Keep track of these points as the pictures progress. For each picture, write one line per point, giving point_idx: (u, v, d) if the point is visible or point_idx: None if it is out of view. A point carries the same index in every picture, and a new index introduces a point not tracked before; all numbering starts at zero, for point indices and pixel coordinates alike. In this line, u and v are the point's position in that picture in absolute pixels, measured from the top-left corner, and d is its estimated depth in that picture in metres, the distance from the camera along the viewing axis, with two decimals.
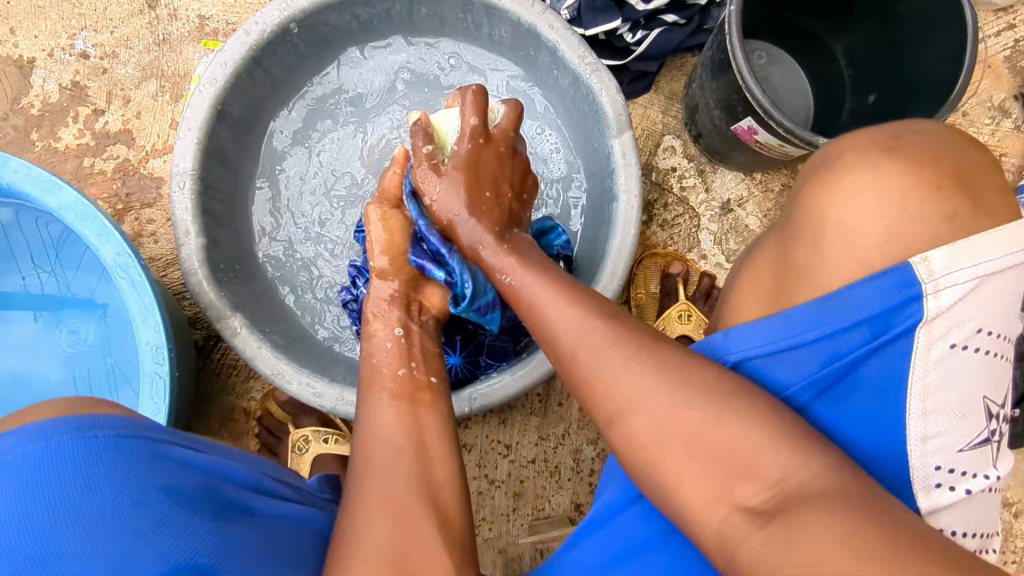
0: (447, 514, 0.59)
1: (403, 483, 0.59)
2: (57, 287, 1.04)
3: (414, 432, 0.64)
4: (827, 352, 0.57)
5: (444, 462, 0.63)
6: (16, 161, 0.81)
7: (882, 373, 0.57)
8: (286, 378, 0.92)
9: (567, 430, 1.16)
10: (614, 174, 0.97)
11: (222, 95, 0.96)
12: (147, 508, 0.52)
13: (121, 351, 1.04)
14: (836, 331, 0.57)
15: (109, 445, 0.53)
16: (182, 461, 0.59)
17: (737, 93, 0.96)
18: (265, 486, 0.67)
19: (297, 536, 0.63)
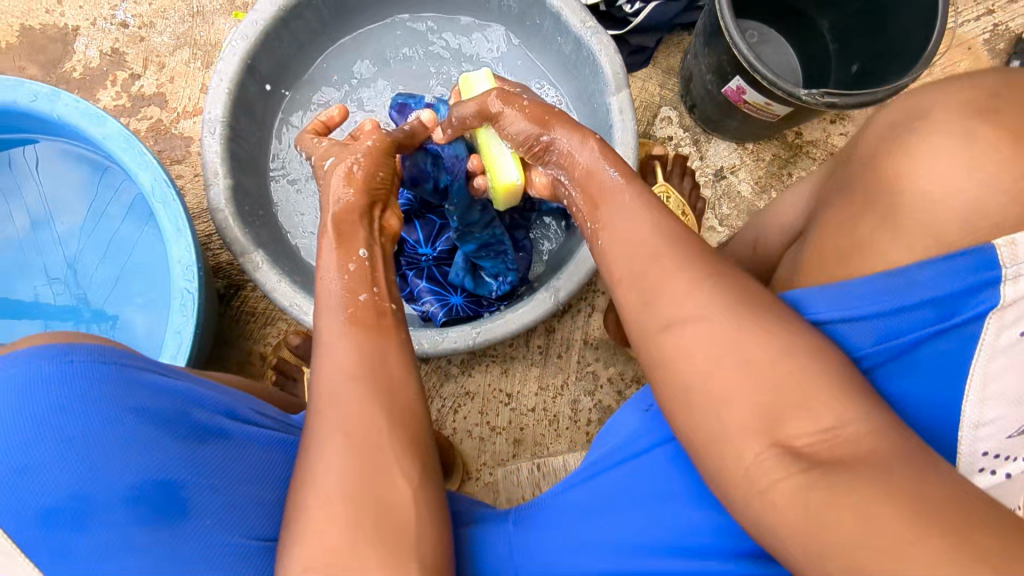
0: (412, 442, 0.57)
1: (365, 427, 0.56)
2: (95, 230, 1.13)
3: (376, 369, 0.60)
4: (886, 327, 0.50)
5: (406, 390, 0.60)
6: (65, 96, 0.90)
7: (948, 356, 0.49)
8: (302, 309, 1.00)
9: (566, 381, 1.22)
10: (613, 130, 1.06)
11: (252, 50, 1.05)
12: (123, 430, 0.57)
13: (154, 295, 1.11)
14: (895, 307, 0.50)
15: (89, 369, 0.58)
16: (157, 386, 0.63)
17: (726, 54, 1.04)
18: (242, 413, 0.73)
19: (263, 457, 0.70)
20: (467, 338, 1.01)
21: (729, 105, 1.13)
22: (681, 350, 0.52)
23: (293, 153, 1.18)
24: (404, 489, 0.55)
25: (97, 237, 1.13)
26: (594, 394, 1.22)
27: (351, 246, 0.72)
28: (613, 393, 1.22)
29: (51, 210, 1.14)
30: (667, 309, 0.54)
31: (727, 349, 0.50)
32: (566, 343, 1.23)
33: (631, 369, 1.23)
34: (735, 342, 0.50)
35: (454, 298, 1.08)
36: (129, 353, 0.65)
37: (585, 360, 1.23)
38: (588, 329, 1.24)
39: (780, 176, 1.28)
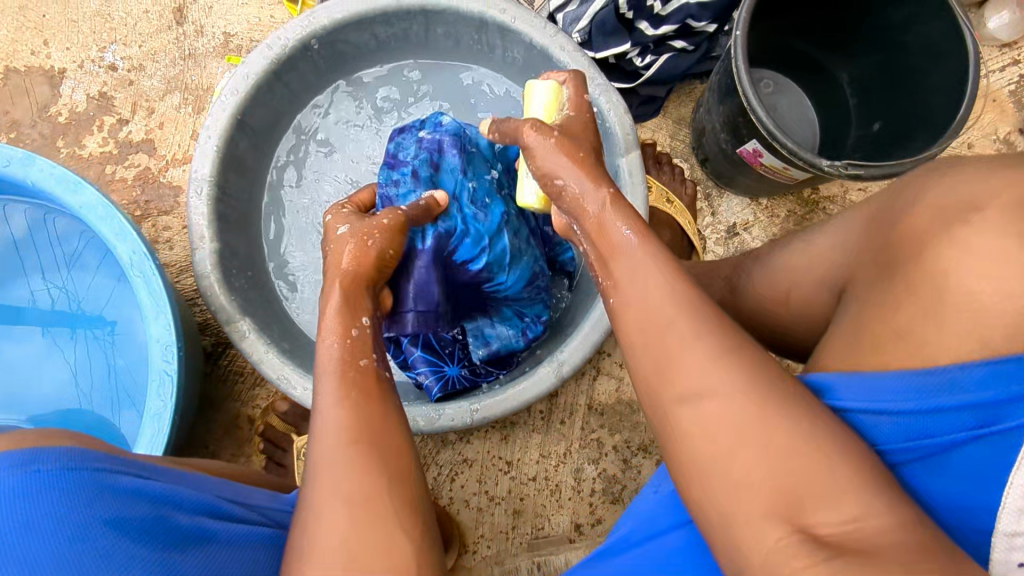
0: (407, 496, 0.52)
1: (360, 483, 0.51)
2: (69, 292, 1.06)
3: (369, 423, 0.54)
4: (914, 427, 0.42)
5: (396, 441, 0.55)
6: (42, 161, 0.85)
7: (986, 467, 0.41)
8: (290, 383, 0.95)
9: (569, 449, 1.16)
10: (621, 192, 1.00)
11: (241, 105, 0.99)
12: (94, 548, 0.48)
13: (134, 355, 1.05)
14: (923, 408, 0.42)
15: (58, 477, 0.49)
16: (136, 489, 0.54)
17: (741, 115, 0.98)
18: (231, 510, 0.63)
19: (257, 562, 0.60)
20: (464, 415, 0.95)
21: (744, 165, 1.07)
22: (695, 435, 0.45)
23: (285, 206, 1.12)
24: (406, 543, 0.50)
25: (71, 300, 1.06)
26: (599, 463, 1.16)
27: (357, 311, 0.66)
28: (618, 462, 1.16)
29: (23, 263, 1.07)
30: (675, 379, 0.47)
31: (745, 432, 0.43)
32: (569, 408, 1.17)
33: (637, 437, 1.17)
34: (753, 419, 0.43)
35: (451, 369, 1.01)
36: (108, 452, 0.56)
37: (590, 427, 1.17)
38: (592, 394, 1.18)
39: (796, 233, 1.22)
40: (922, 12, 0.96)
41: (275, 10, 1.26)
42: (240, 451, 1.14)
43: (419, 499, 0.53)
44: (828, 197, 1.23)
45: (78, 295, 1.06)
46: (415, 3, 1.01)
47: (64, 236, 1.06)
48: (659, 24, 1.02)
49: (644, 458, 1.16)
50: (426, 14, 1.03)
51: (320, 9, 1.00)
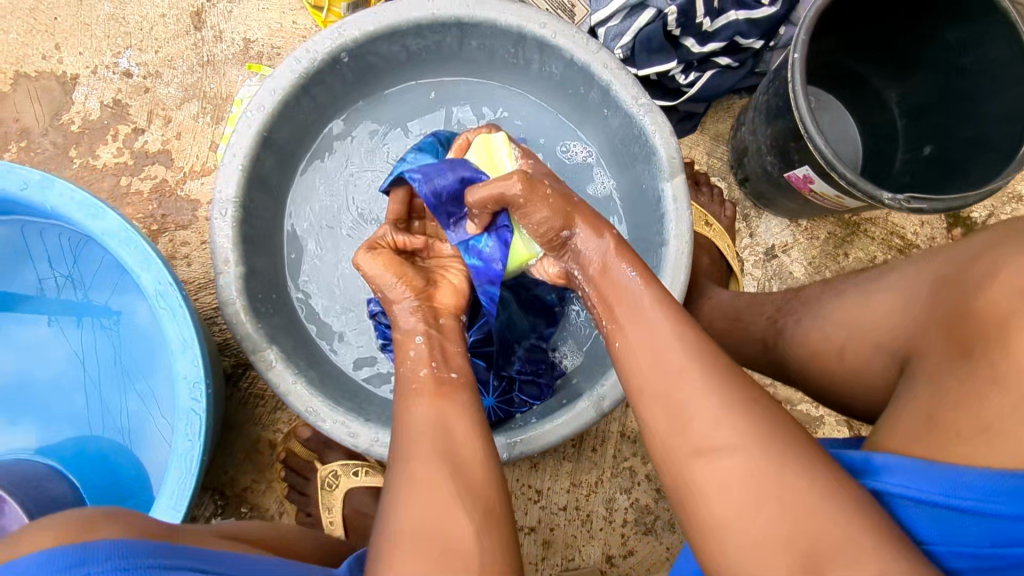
0: (471, 483, 0.60)
1: (432, 466, 0.60)
2: (73, 293, 1.02)
3: (441, 419, 0.64)
4: (939, 518, 0.46)
5: (469, 446, 0.63)
6: (62, 183, 0.80)
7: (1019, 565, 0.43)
8: (319, 416, 0.91)
9: (600, 478, 1.12)
10: (664, 218, 0.96)
11: (268, 121, 0.95)
12: None
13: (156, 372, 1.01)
14: (943, 499, 0.46)
15: None
16: None
17: (794, 141, 0.93)
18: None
19: None
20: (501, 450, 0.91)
21: (790, 189, 1.02)
22: (727, 478, 0.50)
23: (308, 223, 1.08)
24: (466, 521, 0.57)
25: (76, 300, 1.02)
26: (631, 492, 1.13)
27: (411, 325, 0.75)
28: (651, 491, 1.13)
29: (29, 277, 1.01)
30: (696, 438, 0.52)
31: (765, 486, 0.48)
32: (601, 436, 1.13)
33: None
34: (768, 473, 0.48)
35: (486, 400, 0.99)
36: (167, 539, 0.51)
37: (622, 455, 1.13)
38: (625, 421, 1.14)
39: (836, 255, 1.19)
40: (986, 37, 0.91)
41: (298, 15, 1.20)
42: (261, 477, 1.11)
43: (488, 498, 0.60)
44: (869, 218, 1.19)
45: (93, 308, 1.02)
46: (450, 15, 0.96)
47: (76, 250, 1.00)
48: (706, 42, 0.97)
49: None
50: (462, 27, 0.98)
51: (350, 21, 0.95)
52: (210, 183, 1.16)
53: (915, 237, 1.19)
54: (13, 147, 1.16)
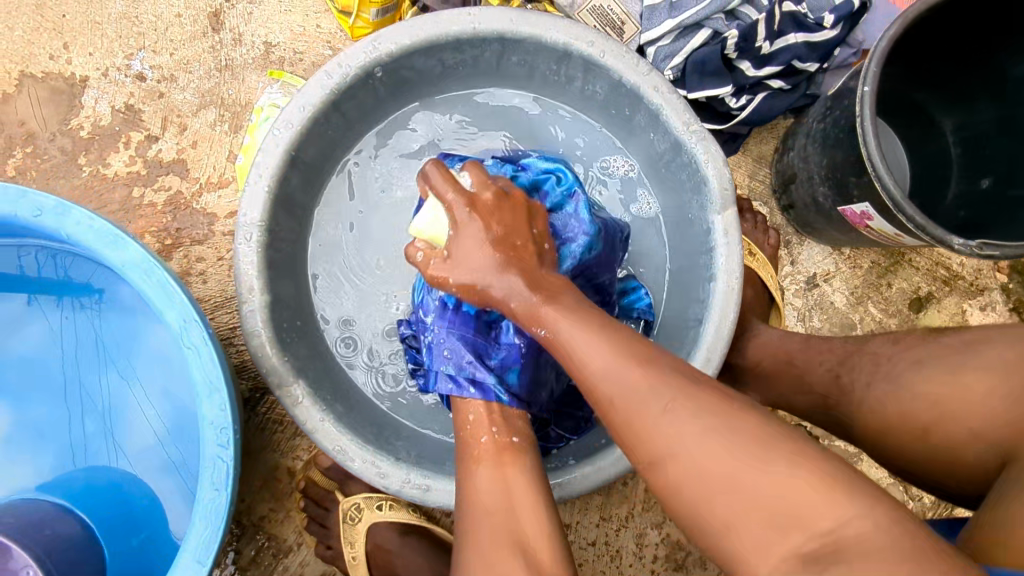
0: (539, 556, 0.61)
1: (494, 536, 0.62)
2: (53, 270, 0.92)
3: (501, 486, 0.66)
4: None
5: (532, 519, 0.63)
6: (77, 210, 0.74)
7: None
8: (347, 456, 0.86)
9: (631, 512, 1.09)
10: (713, 252, 0.91)
11: (296, 140, 0.89)
12: None
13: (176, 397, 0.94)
14: None
15: None
16: None
17: (854, 175, 0.88)
18: None
19: None
20: None
21: (842, 222, 0.98)
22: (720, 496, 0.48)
23: (332, 244, 1.02)
24: None
25: (57, 278, 0.93)
26: (663, 527, 1.09)
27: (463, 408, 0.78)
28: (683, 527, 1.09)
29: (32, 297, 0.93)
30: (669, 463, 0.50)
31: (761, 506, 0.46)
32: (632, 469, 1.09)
33: None
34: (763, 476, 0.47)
35: None
36: None
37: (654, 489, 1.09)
38: None
39: (879, 285, 1.14)
40: None
41: (322, 18, 1.14)
42: (278, 506, 1.06)
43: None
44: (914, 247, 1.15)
45: (75, 287, 0.93)
46: (493, 29, 0.90)
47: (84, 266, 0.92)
48: (762, 66, 0.92)
49: None
50: (504, 42, 0.92)
51: (385, 33, 0.89)
52: (227, 196, 1.10)
53: (961, 268, 1.15)
54: (18, 153, 1.09)
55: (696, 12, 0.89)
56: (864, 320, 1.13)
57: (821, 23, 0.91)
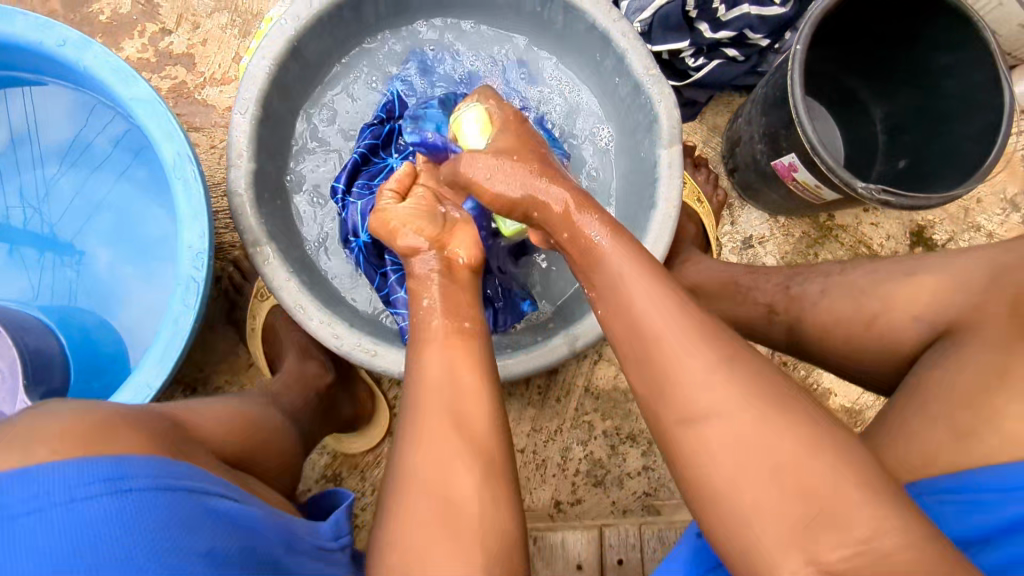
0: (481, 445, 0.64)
1: (440, 425, 0.64)
2: (40, 226, 1.06)
3: (452, 387, 0.68)
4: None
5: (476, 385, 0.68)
6: (98, 47, 0.83)
7: None
8: (306, 314, 0.94)
9: (560, 427, 1.18)
10: (656, 183, 1.03)
11: (300, 33, 0.99)
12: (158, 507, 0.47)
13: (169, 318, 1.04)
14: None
15: (150, 495, 0.47)
16: (230, 514, 0.52)
17: (784, 129, 1.01)
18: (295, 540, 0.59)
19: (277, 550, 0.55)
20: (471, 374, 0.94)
21: (774, 180, 1.10)
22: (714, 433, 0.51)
23: (314, 140, 1.11)
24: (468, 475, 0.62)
25: (42, 234, 1.06)
26: (587, 445, 1.18)
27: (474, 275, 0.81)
28: (605, 446, 1.18)
29: (15, 269, 1.05)
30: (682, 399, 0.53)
31: (766, 457, 0.49)
32: (566, 388, 1.19)
33: (627, 425, 1.19)
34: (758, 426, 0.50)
35: None
36: (212, 471, 0.54)
37: (582, 409, 1.19)
38: (591, 377, 1.20)
39: (806, 254, 1.26)
40: (968, 65, 0.98)
41: None
42: (233, 380, 1.14)
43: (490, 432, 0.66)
44: (841, 225, 1.28)
45: (57, 244, 1.06)
46: None
47: (82, 228, 1.06)
48: (718, 30, 1.05)
49: (630, 447, 1.19)
50: None
51: None
52: (228, 92, 1.19)
53: (880, 248, 1.28)
54: None
55: None
56: None
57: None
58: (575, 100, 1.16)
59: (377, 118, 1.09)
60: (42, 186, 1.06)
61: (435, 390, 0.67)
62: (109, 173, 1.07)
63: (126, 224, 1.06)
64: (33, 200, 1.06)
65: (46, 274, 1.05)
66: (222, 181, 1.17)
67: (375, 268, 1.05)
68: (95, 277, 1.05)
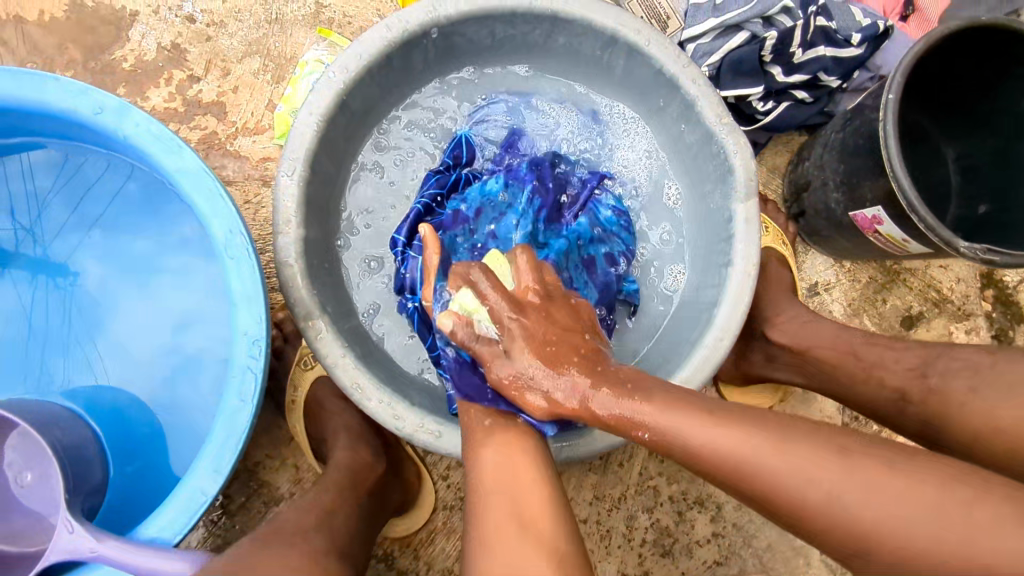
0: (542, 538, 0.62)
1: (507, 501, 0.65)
2: (34, 250, 0.97)
3: (506, 469, 0.68)
4: None
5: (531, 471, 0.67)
6: (137, 113, 0.76)
7: None
8: (364, 394, 0.87)
9: (624, 494, 1.11)
10: (731, 239, 0.96)
11: (350, 85, 0.92)
12: None
13: (167, 348, 0.96)
14: None
15: None
16: None
17: (869, 180, 0.95)
18: None
19: None
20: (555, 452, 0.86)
21: (851, 230, 1.04)
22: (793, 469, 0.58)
23: (361, 195, 1.04)
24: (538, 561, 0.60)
25: (37, 258, 0.97)
26: (653, 512, 1.12)
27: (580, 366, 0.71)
28: (672, 513, 1.12)
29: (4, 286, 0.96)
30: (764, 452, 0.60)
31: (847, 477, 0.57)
32: (629, 451, 1.12)
33: (694, 489, 1.13)
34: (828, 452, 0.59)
35: None
36: None
37: (647, 473, 1.12)
38: None
39: (874, 300, 1.20)
40: None
41: None
42: (275, 454, 1.07)
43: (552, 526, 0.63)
44: (909, 268, 1.21)
45: (49, 266, 0.97)
46: (548, 8, 0.94)
47: (74, 253, 0.97)
48: (791, 73, 0.99)
49: (698, 512, 1.13)
50: (555, 21, 0.97)
51: None
52: (261, 142, 1.12)
53: (951, 292, 1.22)
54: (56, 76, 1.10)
55: (738, 14, 0.96)
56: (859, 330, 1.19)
57: (849, 40, 0.98)
58: (634, 145, 1.10)
59: (444, 165, 1.04)
60: (37, 201, 0.96)
61: (497, 486, 0.66)
62: (102, 198, 0.96)
63: (119, 247, 0.97)
64: (25, 221, 0.96)
65: (39, 309, 0.96)
66: (259, 237, 1.10)
67: (427, 327, 0.99)
68: (89, 310, 0.96)
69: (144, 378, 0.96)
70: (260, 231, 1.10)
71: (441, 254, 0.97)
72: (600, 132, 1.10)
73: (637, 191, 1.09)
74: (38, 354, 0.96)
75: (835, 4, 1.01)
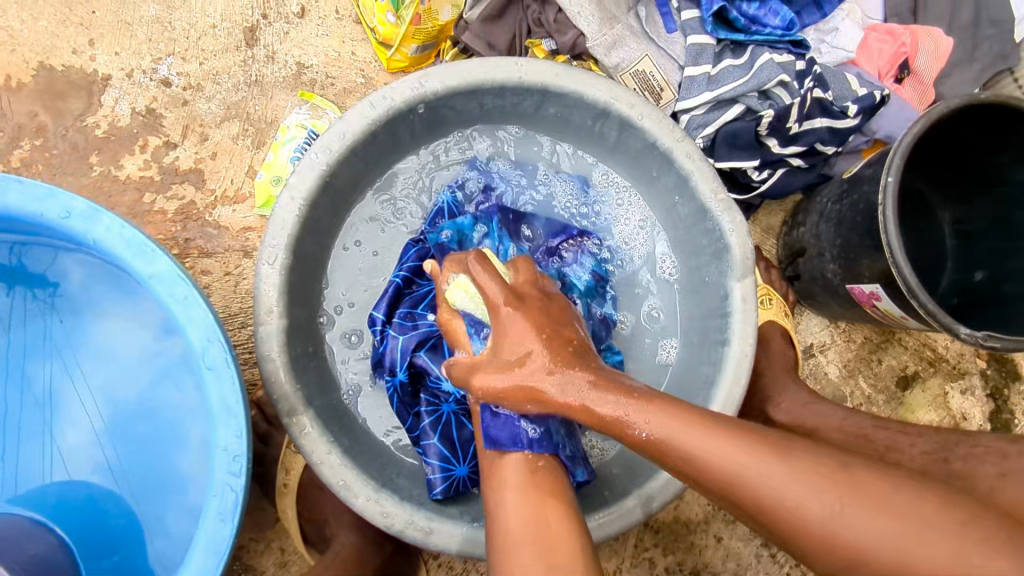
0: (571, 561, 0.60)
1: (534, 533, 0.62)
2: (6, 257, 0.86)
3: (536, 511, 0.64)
4: None
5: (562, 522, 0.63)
6: (109, 216, 0.72)
7: None
8: (351, 492, 0.83)
9: (620, 566, 1.09)
10: (727, 316, 0.93)
11: (333, 165, 0.88)
12: None
13: (154, 368, 0.88)
14: None
15: None
16: None
17: (867, 257, 0.93)
18: None
19: None
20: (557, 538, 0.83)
21: (848, 301, 1.02)
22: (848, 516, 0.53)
23: (344, 268, 1.00)
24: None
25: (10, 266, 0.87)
26: None
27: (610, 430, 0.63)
28: None
29: None
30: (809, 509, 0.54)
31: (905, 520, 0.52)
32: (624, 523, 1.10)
33: (691, 560, 1.11)
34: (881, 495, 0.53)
35: (459, 469, 0.90)
36: None
37: (643, 545, 1.10)
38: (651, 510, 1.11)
39: (870, 360, 1.18)
40: None
41: (359, 47, 1.14)
42: (260, 536, 1.03)
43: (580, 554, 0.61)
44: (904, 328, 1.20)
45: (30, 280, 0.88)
46: (538, 80, 0.91)
47: (51, 257, 0.86)
48: (787, 144, 0.97)
49: None
50: (546, 94, 0.94)
51: (433, 72, 0.90)
52: (242, 211, 1.08)
53: (945, 351, 1.20)
54: (25, 144, 1.05)
55: (734, 88, 0.94)
56: (854, 393, 1.17)
57: (844, 110, 0.96)
58: (626, 211, 1.07)
59: (425, 235, 1.00)
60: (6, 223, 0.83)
61: (524, 534, 0.62)
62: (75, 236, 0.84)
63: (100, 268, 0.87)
64: None
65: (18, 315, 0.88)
66: (240, 311, 1.06)
67: (409, 407, 0.94)
68: (73, 321, 0.89)
69: (130, 399, 0.88)
70: (241, 304, 1.06)
71: (423, 333, 0.93)
72: (591, 196, 1.07)
73: (629, 257, 1.07)
74: (18, 359, 0.88)
75: (829, 72, 0.99)
